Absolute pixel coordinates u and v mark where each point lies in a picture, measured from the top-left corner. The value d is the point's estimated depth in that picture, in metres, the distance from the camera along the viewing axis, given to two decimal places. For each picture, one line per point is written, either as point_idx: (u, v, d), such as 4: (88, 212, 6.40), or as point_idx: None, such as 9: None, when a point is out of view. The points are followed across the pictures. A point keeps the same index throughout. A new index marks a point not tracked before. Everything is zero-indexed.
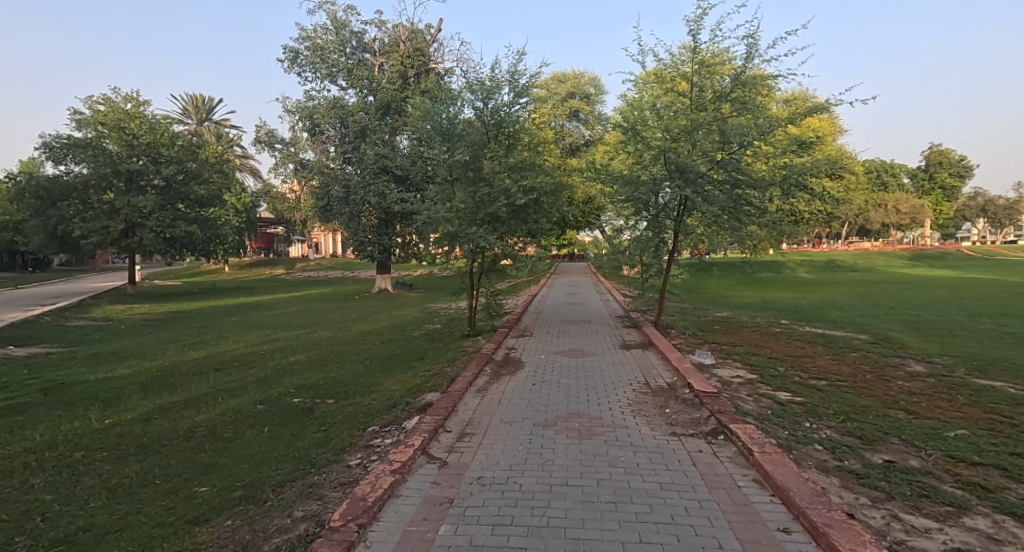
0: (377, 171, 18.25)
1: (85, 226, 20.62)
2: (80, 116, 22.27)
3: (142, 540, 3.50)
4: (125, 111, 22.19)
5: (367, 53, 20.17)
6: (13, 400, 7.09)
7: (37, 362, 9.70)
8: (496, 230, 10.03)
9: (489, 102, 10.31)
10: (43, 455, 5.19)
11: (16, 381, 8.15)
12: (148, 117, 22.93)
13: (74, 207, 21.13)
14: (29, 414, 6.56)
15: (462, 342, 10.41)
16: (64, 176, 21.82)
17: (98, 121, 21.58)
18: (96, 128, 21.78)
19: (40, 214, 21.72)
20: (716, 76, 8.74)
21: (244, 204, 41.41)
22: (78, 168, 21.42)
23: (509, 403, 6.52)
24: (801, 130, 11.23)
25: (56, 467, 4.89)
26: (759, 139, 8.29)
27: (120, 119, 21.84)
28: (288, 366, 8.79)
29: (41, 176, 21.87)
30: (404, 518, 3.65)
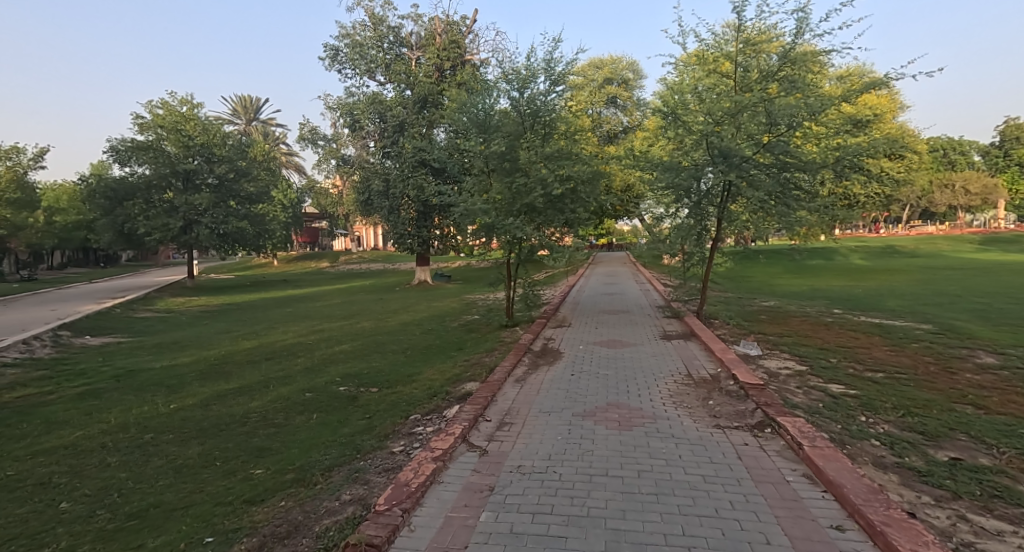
0: (415, 164, 18.41)
1: (148, 224, 21.74)
2: (142, 120, 23.56)
3: (205, 518, 3.70)
4: (180, 114, 23.34)
5: (404, 48, 20.40)
6: (89, 386, 7.61)
7: (110, 351, 10.38)
8: (533, 220, 10.03)
9: (525, 91, 10.26)
10: (117, 436, 5.55)
11: (92, 369, 8.73)
12: (201, 119, 24.07)
13: (139, 206, 22.32)
14: (103, 397, 7.02)
15: (500, 333, 10.48)
16: (129, 178, 23.01)
17: (158, 124, 22.78)
18: (156, 131, 23.00)
19: (109, 214, 22.90)
20: (762, 55, 8.44)
21: (290, 200, 42.90)
22: (141, 169, 22.62)
23: (546, 394, 6.52)
24: (857, 107, 10.72)
25: (128, 448, 5.22)
26: (811, 120, 7.90)
27: (177, 121, 23.00)
28: (332, 356, 9.07)
29: (110, 177, 23.13)
30: (445, 504, 3.73)
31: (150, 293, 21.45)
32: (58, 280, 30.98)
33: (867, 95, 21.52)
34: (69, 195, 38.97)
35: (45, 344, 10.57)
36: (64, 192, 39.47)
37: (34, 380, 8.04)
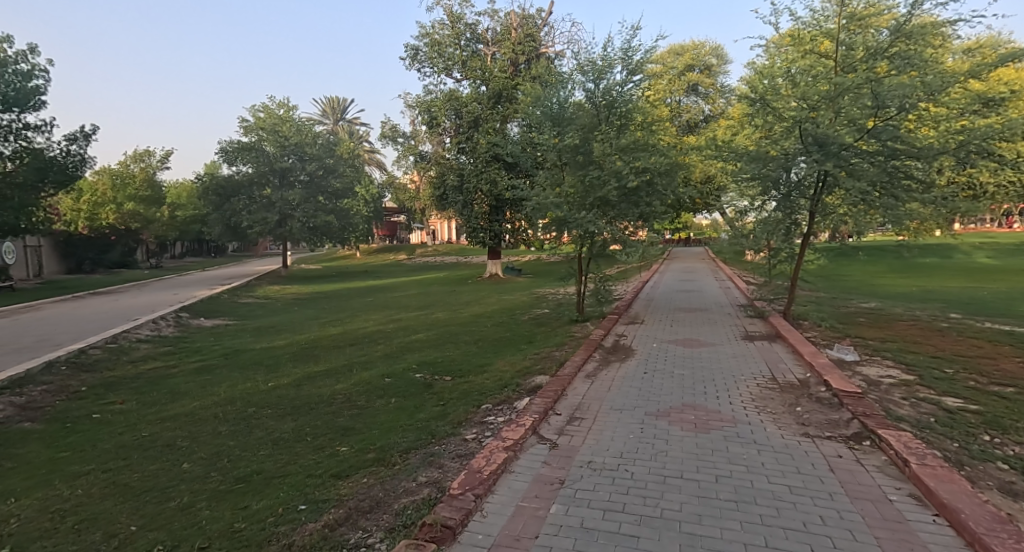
0: (489, 159, 18.66)
1: (250, 218, 23.40)
2: (246, 123, 25.57)
3: (298, 488, 3.99)
4: (279, 116, 25.26)
5: (480, 44, 20.66)
6: (201, 362, 8.40)
7: (219, 332, 11.40)
8: (605, 214, 9.85)
9: (601, 82, 10.05)
10: (225, 408, 6.09)
11: (205, 347, 9.63)
12: (297, 120, 25.86)
13: (243, 201, 24.06)
14: (214, 373, 7.74)
15: (571, 327, 10.43)
16: (236, 176, 24.87)
17: (259, 126, 24.74)
18: (257, 133, 24.94)
19: (218, 209, 24.77)
20: (870, 30, 7.80)
21: (371, 195, 44.90)
22: (245, 168, 24.54)
23: (618, 391, 6.39)
24: (987, 85, 9.52)
25: (234, 419, 5.71)
26: (928, 100, 7.12)
27: (276, 123, 24.93)
28: (410, 344, 9.41)
29: (219, 175, 25.09)
30: (516, 493, 3.75)
31: (251, 280, 23.31)
32: (178, 268, 34.50)
33: (998, 71, 19.12)
34: (186, 191, 43.18)
35: (169, 323, 11.81)
36: (182, 190, 43.81)
37: (160, 355, 9.02)
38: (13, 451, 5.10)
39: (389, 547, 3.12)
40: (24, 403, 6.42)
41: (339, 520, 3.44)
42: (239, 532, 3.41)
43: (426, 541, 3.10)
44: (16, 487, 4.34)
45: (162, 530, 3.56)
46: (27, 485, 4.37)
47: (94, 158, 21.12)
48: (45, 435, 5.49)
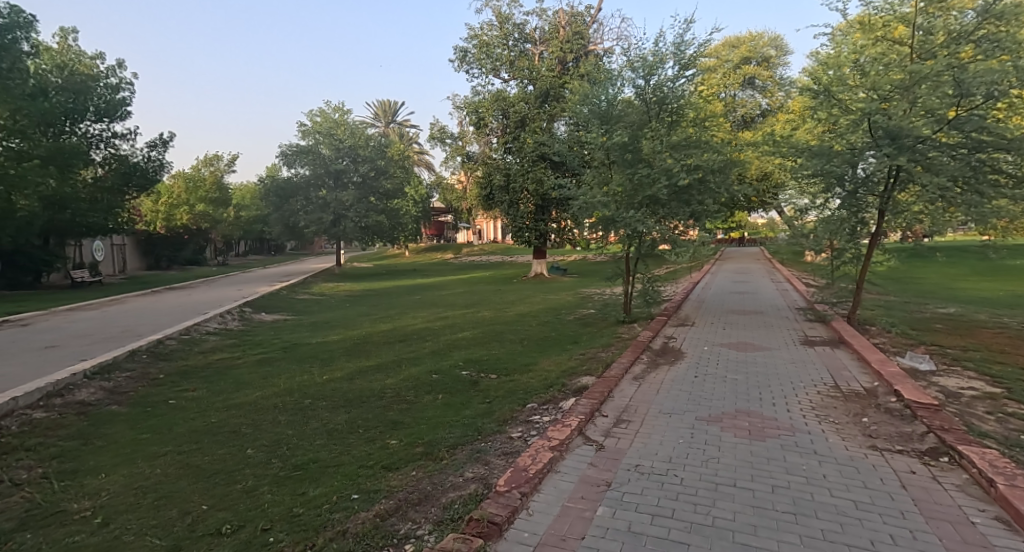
0: (535, 159, 18.62)
1: (307, 219, 24.42)
2: (304, 128, 26.67)
3: (352, 477, 4.15)
4: (334, 120, 26.31)
5: (528, 44, 20.64)
6: (261, 355, 8.78)
7: (278, 326, 11.90)
8: (655, 213, 9.63)
9: (652, 78, 9.82)
10: (284, 398, 6.32)
11: (266, 341, 10.06)
12: (351, 124, 26.81)
13: (300, 202, 25.08)
14: (274, 365, 8.07)
15: (618, 328, 10.26)
16: (294, 178, 25.98)
17: (316, 130, 25.82)
18: (315, 136, 26.00)
19: (278, 210, 25.99)
20: (953, 12, 7.23)
21: (419, 195, 45.71)
22: (302, 170, 25.57)
23: (667, 394, 6.21)
24: None
25: (292, 409, 5.92)
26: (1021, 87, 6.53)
27: (332, 127, 25.99)
28: (456, 341, 9.50)
29: (279, 178, 26.34)
30: (562, 493, 3.72)
31: (308, 278, 24.19)
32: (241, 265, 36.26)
33: None
34: (249, 193, 45.29)
35: (234, 317, 12.41)
36: (245, 191, 46.08)
37: (226, 346, 9.50)
38: (102, 431, 5.48)
39: (437, 540, 3.23)
40: (111, 388, 6.89)
41: (390, 511, 3.59)
42: (298, 517, 3.60)
43: (473, 536, 3.13)
44: (105, 463, 4.66)
45: (229, 511, 3.75)
46: (114, 463, 4.68)
47: (170, 162, 22.83)
48: (129, 417, 5.86)
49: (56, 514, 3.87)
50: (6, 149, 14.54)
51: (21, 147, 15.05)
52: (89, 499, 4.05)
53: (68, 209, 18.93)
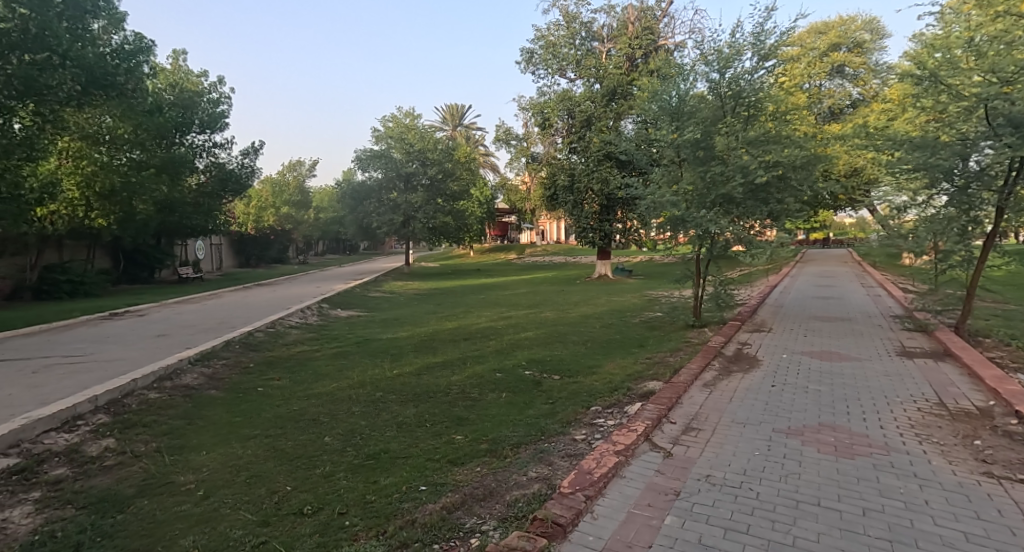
0: (601, 158, 18.28)
1: (379, 220, 25.38)
2: (377, 132, 27.72)
3: (420, 468, 4.28)
4: (405, 125, 27.08)
5: (595, 42, 20.36)
6: (336, 349, 9.16)
7: (353, 322, 12.39)
8: (729, 212, 9.14)
9: (727, 72, 9.36)
10: (358, 390, 6.54)
11: (341, 335, 10.49)
12: (421, 128, 27.44)
13: (373, 204, 26.07)
14: (349, 358, 8.39)
15: (687, 332, 9.87)
16: (368, 181, 27.11)
17: (388, 135, 26.71)
18: (387, 141, 26.92)
19: (353, 211, 27.22)
20: None
21: (483, 197, 46.36)
22: (375, 173, 26.58)
23: (741, 403, 5.90)
24: None
25: (365, 401, 6.12)
26: None
27: (403, 131, 26.84)
28: (519, 341, 9.48)
29: (354, 181, 27.57)
30: (628, 499, 3.69)
31: (379, 276, 25.08)
32: (319, 264, 38.21)
33: None
34: (327, 196, 47.64)
35: (313, 313, 13.07)
36: (322, 194, 48.55)
37: (305, 340, 10.00)
38: (202, 412, 5.88)
39: (502, 536, 3.31)
40: (210, 374, 7.42)
41: (456, 504, 3.70)
42: (371, 503, 3.75)
43: (538, 535, 3.17)
44: (205, 442, 5.00)
45: (310, 493, 3.94)
46: (213, 442, 5.00)
47: (261, 168, 24.49)
48: (225, 401, 6.28)
49: (164, 485, 4.17)
50: (129, 161, 16.93)
51: (140, 159, 17.46)
52: (192, 474, 4.34)
53: (177, 212, 20.86)
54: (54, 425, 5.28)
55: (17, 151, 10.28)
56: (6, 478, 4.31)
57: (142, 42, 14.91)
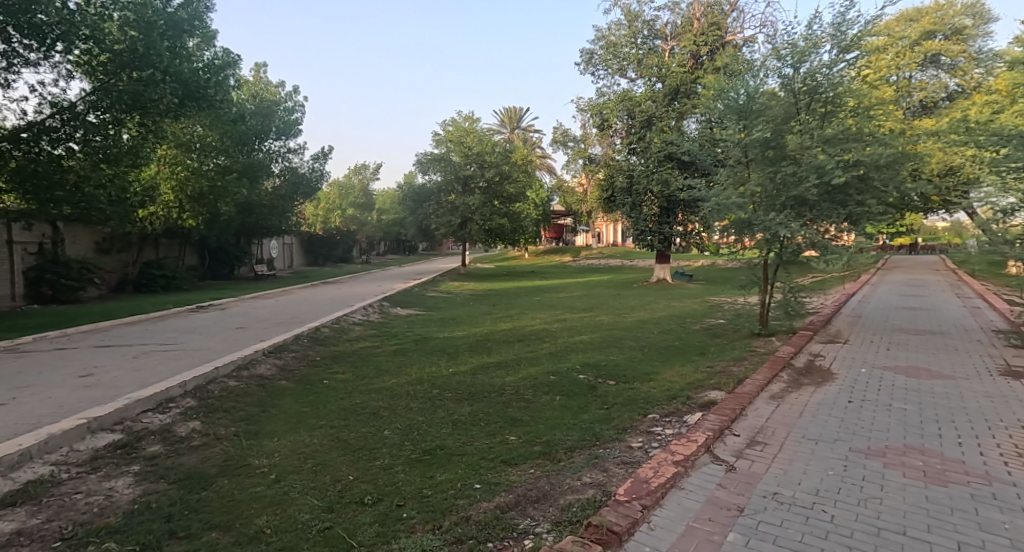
0: (662, 158, 17.76)
1: (437, 221, 25.85)
2: (437, 136, 28.25)
3: (474, 467, 4.24)
4: (465, 128, 27.45)
5: (658, 40, 19.86)
6: (395, 346, 9.35)
7: (411, 320, 12.64)
8: (802, 215, 8.65)
9: (803, 66, 8.82)
10: (416, 387, 6.62)
11: (400, 333, 10.70)
12: (480, 131, 27.76)
13: (432, 206, 26.59)
14: (408, 355, 8.54)
15: (751, 341, 9.39)
16: (428, 184, 27.69)
17: (449, 139, 27.20)
18: (447, 144, 27.41)
19: (413, 213, 27.87)
20: None
21: (539, 199, 46.31)
22: (435, 176, 27.12)
23: (813, 416, 5.54)
24: None
25: (422, 397, 6.18)
26: None
27: (463, 134, 27.21)
28: (573, 344, 9.34)
29: (415, 184, 28.23)
30: (688, 512, 3.59)
31: (436, 276, 25.49)
32: (380, 264, 39.44)
33: None
34: (390, 199, 49.07)
35: (375, 310, 13.45)
36: (384, 196, 50.14)
37: (367, 336, 10.28)
38: (275, 401, 6.14)
39: (556, 540, 3.24)
40: (282, 365, 7.75)
41: (510, 504, 3.65)
42: (427, 498, 3.75)
43: (592, 542, 3.16)
44: (277, 429, 5.20)
45: (370, 484, 3.99)
46: (283, 429, 5.19)
47: (330, 172, 25.61)
48: (294, 391, 6.52)
49: (242, 467, 4.36)
50: (215, 166, 18.22)
51: (226, 164, 18.73)
52: (266, 458, 4.51)
53: (255, 213, 22.08)
54: (149, 406, 5.68)
55: (124, 158, 11.78)
56: (111, 451, 4.67)
57: (229, 56, 15.72)
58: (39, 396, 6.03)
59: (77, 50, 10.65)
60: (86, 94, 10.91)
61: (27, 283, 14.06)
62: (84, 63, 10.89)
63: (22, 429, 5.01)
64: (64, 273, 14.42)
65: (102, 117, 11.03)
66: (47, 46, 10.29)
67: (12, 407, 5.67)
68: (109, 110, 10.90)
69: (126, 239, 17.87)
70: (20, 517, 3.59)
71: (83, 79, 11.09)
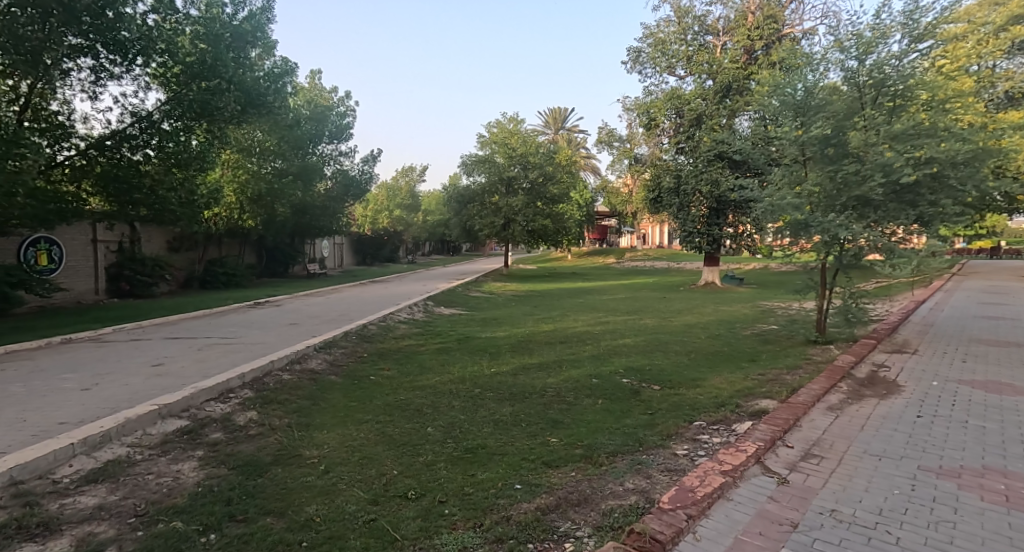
0: (711, 158, 17.18)
1: (481, 222, 25.97)
2: (482, 137, 28.37)
3: (515, 467, 4.15)
4: (509, 129, 27.47)
5: (709, 35, 19.24)
6: (439, 344, 9.39)
7: (455, 320, 12.70)
8: (864, 215, 8.12)
9: (869, 58, 8.31)
10: (458, 385, 6.60)
11: (443, 332, 10.76)
12: (524, 132, 27.72)
13: (476, 207, 26.73)
14: (451, 354, 8.55)
15: (806, 349, 8.91)
16: (472, 186, 27.85)
17: (493, 140, 27.28)
18: (491, 146, 27.50)
19: (457, 215, 28.08)
20: None
21: (583, 200, 45.88)
22: (479, 178, 27.26)
23: (874, 431, 5.16)
24: None
25: (464, 396, 6.14)
26: None
27: (507, 136, 27.23)
28: (617, 347, 9.11)
29: (460, 186, 28.43)
30: (736, 525, 3.40)
31: (479, 277, 25.57)
32: (424, 264, 40.01)
33: None
34: (435, 200, 49.70)
35: (419, 309, 13.60)
36: (429, 198, 50.94)
37: (411, 335, 10.38)
38: (324, 395, 6.26)
39: (597, 544, 3.13)
40: (331, 360, 7.92)
41: (551, 507, 3.54)
42: (468, 495, 3.69)
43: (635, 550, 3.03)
44: (326, 422, 5.28)
45: (413, 479, 3.97)
46: (332, 422, 5.26)
47: (378, 174, 26.19)
48: (342, 386, 6.63)
49: (294, 457, 4.43)
50: (273, 169, 19.01)
51: (283, 168, 19.48)
52: (316, 449, 4.58)
53: (308, 214, 22.82)
54: (212, 395, 5.89)
55: (193, 163, 12.47)
56: (178, 436, 4.86)
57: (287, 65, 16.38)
58: (116, 383, 6.39)
59: (154, 63, 11.27)
60: (161, 104, 11.59)
61: (107, 279, 14.99)
62: (161, 75, 11.46)
63: (102, 412, 5.29)
64: (140, 270, 15.37)
65: (174, 124, 11.70)
66: (129, 60, 10.86)
67: (93, 392, 6.02)
68: (181, 118, 11.62)
69: (192, 239, 18.79)
70: (100, 493, 3.78)
71: (159, 90, 11.69)
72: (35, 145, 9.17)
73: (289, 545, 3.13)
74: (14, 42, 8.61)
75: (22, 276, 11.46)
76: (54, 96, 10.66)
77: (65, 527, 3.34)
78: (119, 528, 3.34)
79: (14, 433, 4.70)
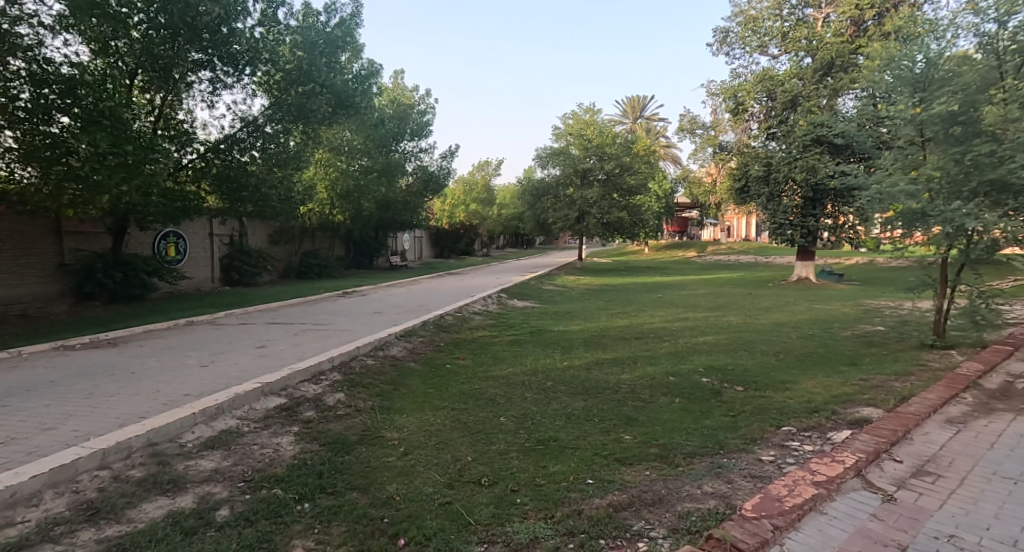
0: (808, 143, 15.75)
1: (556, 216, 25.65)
2: (557, 129, 27.90)
3: (587, 462, 3.88)
4: (585, 121, 26.78)
5: (809, 9, 17.71)
6: (513, 336, 9.26)
7: (529, 312, 12.55)
8: (1000, 203, 6.98)
9: (1012, 20, 7.17)
10: (531, 377, 6.41)
11: (516, 324, 10.63)
12: (600, 123, 26.95)
13: (551, 200, 26.44)
14: (525, 346, 8.39)
15: (920, 353, 7.89)
16: (546, 179, 27.51)
17: (568, 132, 26.69)
18: (566, 138, 26.99)
19: (531, 208, 27.86)
20: None
21: (661, 192, 44.23)
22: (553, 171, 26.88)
23: (1008, 450, 4.39)
24: None
25: (537, 388, 5.94)
26: None
27: (583, 127, 26.59)
28: (696, 345, 8.54)
29: (534, 179, 28.14)
30: (832, 540, 2.96)
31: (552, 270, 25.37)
32: None
33: None
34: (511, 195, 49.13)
35: (493, 301, 13.58)
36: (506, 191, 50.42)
37: (486, 326, 10.35)
38: (404, 381, 6.29)
39: (674, 547, 2.82)
40: (412, 348, 8.00)
41: (624, 504, 3.25)
42: (540, 487, 3.47)
43: None
44: (404, 407, 5.27)
45: (486, 467, 3.81)
46: (410, 407, 5.24)
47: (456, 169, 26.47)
48: (421, 373, 6.65)
49: (376, 438, 4.42)
50: (360, 167, 19.85)
51: (369, 165, 20.29)
52: (396, 432, 4.56)
53: (390, 209, 23.54)
54: (306, 376, 6.08)
55: (291, 162, 13.13)
56: (278, 412, 5.01)
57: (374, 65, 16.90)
58: (228, 361, 6.79)
59: (260, 72, 11.91)
60: (265, 108, 12.31)
61: (221, 268, 16.21)
62: (265, 83, 12.16)
63: (217, 386, 5.61)
64: (247, 260, 16.53)
65: (275, 127, 12.51)
66: (240, 71, 11.44)
67: (210, 369, 6.40)
68: (281, 121, 12.44)
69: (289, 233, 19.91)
70: (216, 458, 3.93)
71: (263, 96, 12.33)
72: (166, 150, 9.77)
73: (371, 520, 3.06)
74: (149, 60, 9.55)
75: (157, 266, 12.51)
76: (181, 107, 11.56)
77: (190, 485, 3.49)
78: (231, 490, 3.44)
79: (150, 401, 5.05)
